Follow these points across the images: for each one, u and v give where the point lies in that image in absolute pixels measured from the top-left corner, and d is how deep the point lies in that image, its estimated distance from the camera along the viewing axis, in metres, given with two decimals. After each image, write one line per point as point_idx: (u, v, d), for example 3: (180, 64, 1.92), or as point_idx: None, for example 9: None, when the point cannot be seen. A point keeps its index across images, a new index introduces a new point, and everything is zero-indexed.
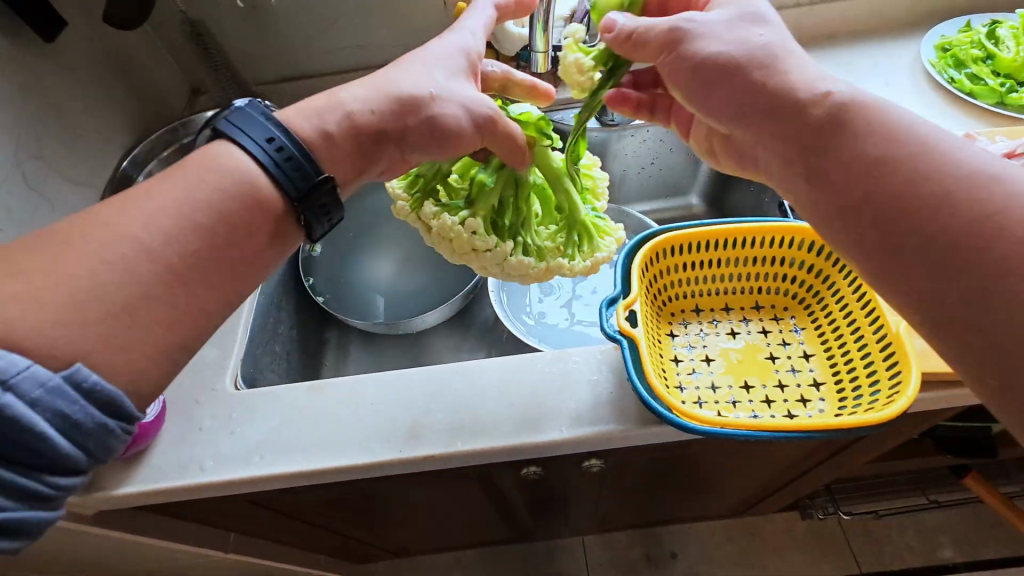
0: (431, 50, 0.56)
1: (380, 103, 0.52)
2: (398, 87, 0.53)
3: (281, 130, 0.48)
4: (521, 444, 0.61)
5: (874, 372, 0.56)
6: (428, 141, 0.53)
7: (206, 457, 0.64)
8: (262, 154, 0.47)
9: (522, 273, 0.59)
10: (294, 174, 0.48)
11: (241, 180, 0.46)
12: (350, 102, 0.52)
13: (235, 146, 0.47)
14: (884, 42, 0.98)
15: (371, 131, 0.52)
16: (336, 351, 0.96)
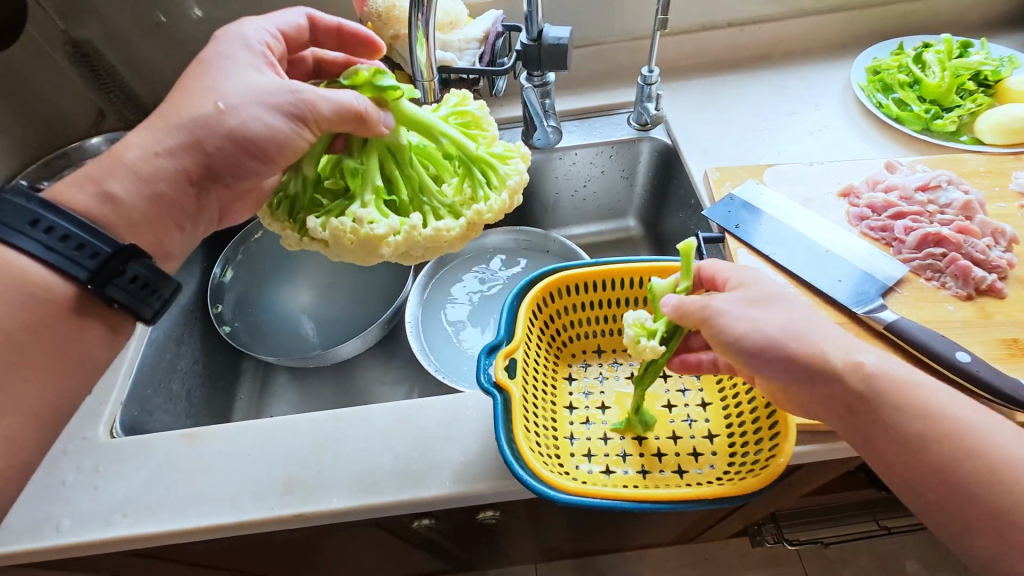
0: (210, 59, 0.50)
1: (165, 139, 0.47)
2: (180, 112, 0.48)
3: (47, 212, 0.45)
4: (399, 500, 0.57)
5: (761, 428, 0.53)
6: (242, 157, 0.48)
7: (64, 516, 0.59)
8: (40, 242, 0.44)
9: (437, 246, 0.50)
10: (78, 254, 0.45)
11: (19, 275, 0.44)
12: (132, 153, 0.48)
13: (9, 246, 0.44)
14: (818, 64, 0.96)
15: (169, 174, 0.48)
16: (252, 383, 0.92)
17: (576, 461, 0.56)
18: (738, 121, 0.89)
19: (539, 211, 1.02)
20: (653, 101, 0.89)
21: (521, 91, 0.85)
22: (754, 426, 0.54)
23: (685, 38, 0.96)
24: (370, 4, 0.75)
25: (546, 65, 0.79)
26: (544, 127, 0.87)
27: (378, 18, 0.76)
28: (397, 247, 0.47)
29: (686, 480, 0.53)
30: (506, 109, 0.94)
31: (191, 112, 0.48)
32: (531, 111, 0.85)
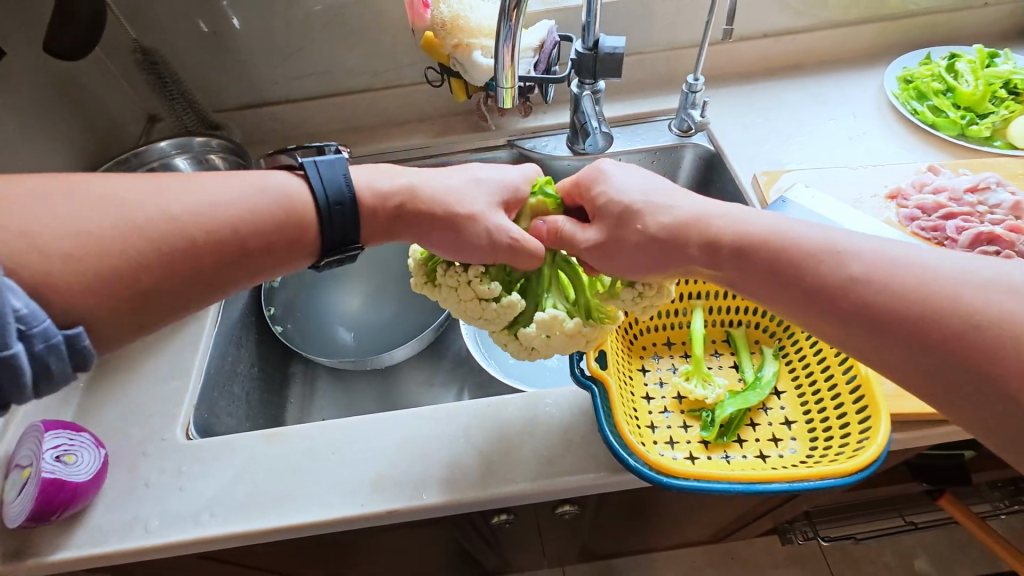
0: (490, 174, 0.58)
1: (424, 202, 0.53)
2: (450, 190, 0.54)
3: (349, 196, 0.51)
4: (488, 495, 0.58)
5: (844, 414, 0.54)
6: (444, 242, 0.54)
7: (152, 516, 0.59)
8: (324, 195, 0.50)
9: (541, 342, 0.54)
10: (337, 222, 0.50)
11: (285, 199, 0.48)
12: (407, 193, 0.54)
13: (304, 182, 0.50)
14: (850, 73, 1.00)
15: (400, 213, 0.53)
16: (301, 388, 0.91)
17: (661, 447, 0.57)
18: (779, 126, 0.92)
19: None
20: (697, 108, 0.90)
21: (573, 98, 0.87)
22: (835, 412, 0.55)
23: (722, 48, 0.99)
24: (434, 14, 0.78)
25: (600, 73, 0.81)
26: (595, 134, 0.88)
27: (442, 27, 0.78)
28: (490, 311, 0.54)
29: (770, 464, 0.55)
30: (550, 117, 0.97)
31: (456, 199, 0.54)
32: (584, 117, 0.87)
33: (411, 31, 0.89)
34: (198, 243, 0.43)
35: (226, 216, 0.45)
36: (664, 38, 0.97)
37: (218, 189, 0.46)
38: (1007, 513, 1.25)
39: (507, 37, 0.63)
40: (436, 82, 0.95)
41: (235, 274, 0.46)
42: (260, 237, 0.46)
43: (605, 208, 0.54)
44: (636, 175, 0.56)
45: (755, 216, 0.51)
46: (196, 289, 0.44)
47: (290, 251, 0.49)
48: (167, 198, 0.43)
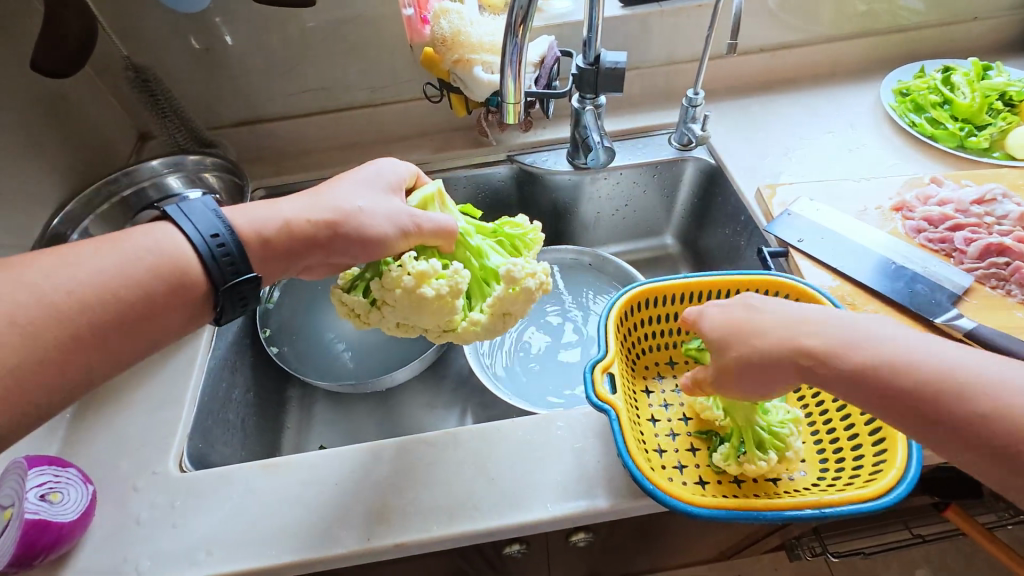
0: (352, 177, 0.59)
1: (307, 219, 0.53)
2: (335, 203, 0.55)
3: (223, 227, 0.49)
4: (501, 525, 0.55)
5: (858, 437, 0.53)
6: (351, 248, 0.54)
7: (143, 556, 0.56)
8: (196, 234, 0.48)
9: (514, 299, 0.57)
10: (220, 258, 0.49)
11: (161, 258, 0.46)
12: (283, 213, 0.53)
13: (175, 230, 0.48)
14: (846, 86, 1.01)
15: (285, 233, 0.52)
16: (297, 412, 0.88)
17: (669, 472, 0.55)
18: (780, 138, 0.92)
19: (578, 230, 1.02)
20: (698, 122, 0.90)
21: (573, 113, 0.87)
22: (847, 434, 0.54)
23: (719, 63, 1.00)
24: (435, 29, 0.77)
25: (602, 88, 0.80)
26: (597, 148, 0.84)
27: (443, 43, 0.77)
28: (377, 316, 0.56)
29: (780, 489, 0.53)
30: (550, 131, 0.97)
31: (348, 203, 0.55)
32: (586, 132, 0.86)
33: (411, 47, 0.88)
34: (66, 330, 0.42)
35: (93, 291, 0.43)
36: (662, 53, 0.98)
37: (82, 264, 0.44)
38: (1012, 523, 1.24)
39: (513, 50, 0.62)
40: (435, 98, 0.94)
41: (101, 362, 0.44)
42: (136, 298, 0.45)
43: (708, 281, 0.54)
44: (740, 274, 0.55)
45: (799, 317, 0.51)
46: (68, 382, 0.42)
47: (178, 308, 0.47)
48: (40, 276, 0.42)
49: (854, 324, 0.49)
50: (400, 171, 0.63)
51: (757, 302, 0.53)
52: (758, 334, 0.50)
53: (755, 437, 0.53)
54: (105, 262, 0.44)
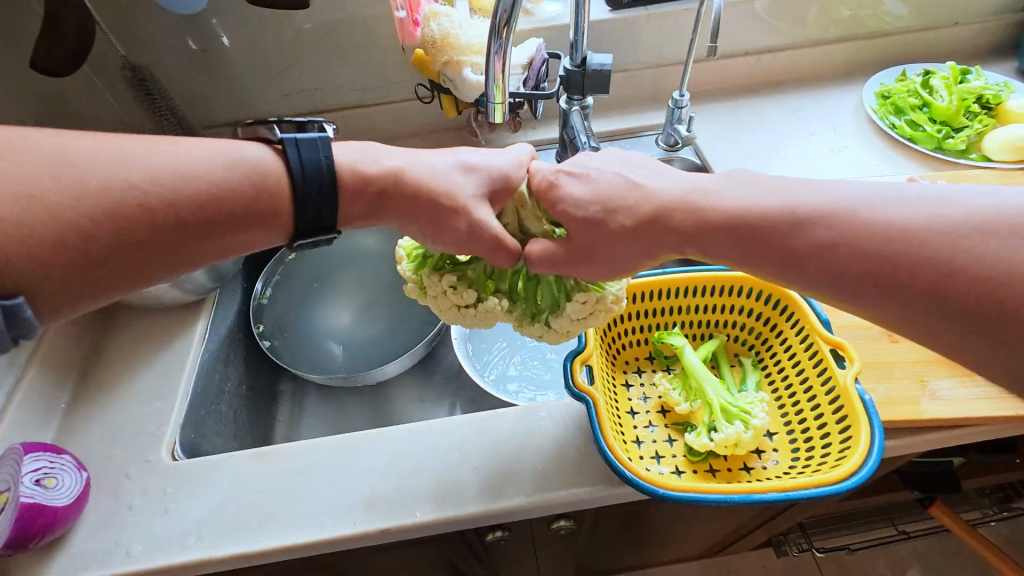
0: (469, 159, 0.56)
1: (407, 184, 0.51)
2: (437, 179, 0.52)
3: (329, 170, 0.48)
4: (484, 511, 0.57)
5: (826, 425, 0.54)
6: (430, 229, 0.52)
7: (135, 541, 0.57)
8: (300, 170, 0.46)
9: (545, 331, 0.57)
10: (313, 198, 0.47)
11: (258, 175, 0.45)
12: (390, 169, 0.51)
13: (282, 157, 0.47)
14: (830, 89, 1.03)
15: (376, 193, 0.51)
16: (289, 406, 0.89)
17: (647, 462, 0.57)
18: (763, 140, 0.94)
19: None
20: (684, 123, 0.92)
21: (561, 113, 0.89)
22: (817, 422, 0.55)
23: (704, 66, 1.02)
24: (425, 32, 0.79)
25: (588, 90, 0.83)
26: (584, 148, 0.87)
27: (432, 45, 0.79)
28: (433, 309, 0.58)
29: (753, 478, 0.54)
30: (539, 132, 0.99)
31: (442, 187, 0.52)
32: (573, 132, 0.88)
33: (402, 49, 0.90)
34: (136, 221, 0.40)
35: (177, 186, 0.41)
36: (650, 56, 1.00)
37: (184, 156, 0.43)
38: (995, 520, 1.25)
39: (497, 52, 0.64)
40: (426, 99, 0.96)
41: (166, 262, 0.43)
42: (222, 211, 0.43)
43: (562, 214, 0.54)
44: (590, 175, 0.55)
45: (681, 186, 0.52)
46: (112, 275, 0.40)
47: (256, 230, 0.46)
48: (132, 162, 0.40)
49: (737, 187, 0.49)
50: (509, 162, 0.58)
51: (640, 187, 0.53)
52: (623, 210, 0.52)
53: (728, 426, 0.54)
54: (204, 170, 0.43)
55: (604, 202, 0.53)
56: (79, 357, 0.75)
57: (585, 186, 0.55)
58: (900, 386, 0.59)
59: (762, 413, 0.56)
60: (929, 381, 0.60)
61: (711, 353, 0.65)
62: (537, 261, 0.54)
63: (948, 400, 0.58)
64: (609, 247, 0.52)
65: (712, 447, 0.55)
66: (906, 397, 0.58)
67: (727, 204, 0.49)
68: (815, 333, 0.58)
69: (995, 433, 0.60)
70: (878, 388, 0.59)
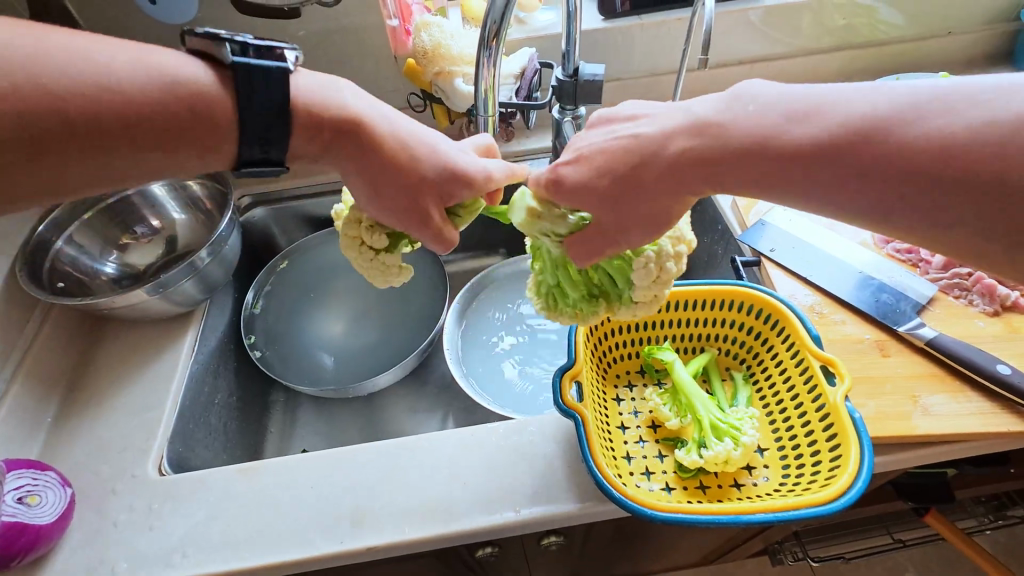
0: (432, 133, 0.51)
1: (354, 127, 0.47)
2: (390, 132, 0.48)
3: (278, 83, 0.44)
4: (472, 528, 0.57)
5: (816, 442, 0.54)
6: (364, 184, 0.49)
7: (121, 558, 0.57)
8: (245, 91, 0.43)
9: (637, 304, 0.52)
10: (264, 119, 0.44)
11: (193, 90, 0.42)
12: (344, 108, 0.47)
13: (213, 67, 0.43)
14: None
15: (313, 133, 0.47)
16: (281, 416, 0.89)
17: (637, 479, 0.56)
18: None
19: None
20: None
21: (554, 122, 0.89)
22: (807, 440, 0.55)
23: (698, 75, 1.02)
24: (416, 42, 0.79)
25: (581, 99, 0.82)
26: None
27: (424, 55, 0.79)
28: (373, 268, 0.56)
29: (744, 495, 0.54)
30: (533, 140, 0.99)
31: (398, 148, 0.48)
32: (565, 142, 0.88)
33: (393, 58, 0.89)
34: (47, 128, 0.37)
35: (97, 101, 0.38)
36: (643, 65, 0.99)
37: (107, 66, 0.39)
38: (991, 528, 1.25)
39: (487, 63, 0.64)
40: (418, 108, 0.96)
41: (81, 170, 0.40)
42: (148, 119, 0.40)
43: (586, 157, 0.46)
44: (603, 121, 0.48)
45: (724, 104, 0.44)
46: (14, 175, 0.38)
47: (188, 149, 0.43)
48: (49, 69, 0.37)
49: (788, 101, 0.42)
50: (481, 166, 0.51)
51: (666, 115, 0.45)
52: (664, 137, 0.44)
53: (718, 444, 0.54)
54: (130, 81, 0.39)
55: (642, 130, 0.45)
56: (66, 370, 0.74)
57: (602, 134, 0.47)
58: (891, 401, 0.59)
59: (751, 430, 0.56)
60: (921, 396, 0.59)
61: (702, 367, 0.64)
62: (576, 246, 0.49)
63: (939, 416, 0.57)
64: (652, 184, 0.44)
65: (702, 464, 0.54)
66: (897, 412, 0.58)
67: (763, 120, 0.42)
68: (805, 349, 0.57)
69: (989, 450, 0.59)
70: (869, 403, 0.59)
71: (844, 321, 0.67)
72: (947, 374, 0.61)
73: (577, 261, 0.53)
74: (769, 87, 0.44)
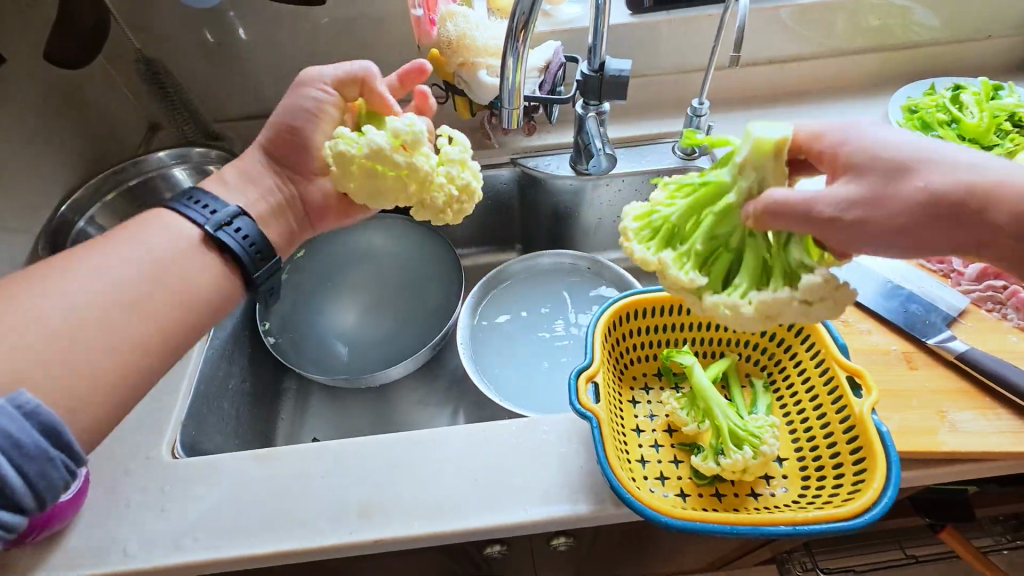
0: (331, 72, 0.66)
1: (277, 133, 0.68)
2: (293, 107, 0.67)
3: (216, 202, 0.59)
4: (481, 525, 0.56)
5: (839, 455, 0.52)
6: (295, 155, 0.68)
7: (131, 539, 0.57)
8: (207, 219, 0.57)
9: (770, 308, 0.48)
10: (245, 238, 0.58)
11: (177, 244, 0.55)
12: (270, 124, 0.69)
13: (175, 213, 0.57)
14: (854, 101, 1.00)
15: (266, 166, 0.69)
16: (293, 403, 0.89)
17: (651, 484, 0.55)
18: None
19: (578, 236, 1.05)
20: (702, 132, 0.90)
21: (577, 117, 0.88)
22: (829, 451, 0.53)
23: (725, 73, 1.00)
24: (441, 32, 0.78)
25: (606, 95, 0.80)
26: (598, 155, 0.89)
27: (448, 45, 0.78)
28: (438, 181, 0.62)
29: (760, 505, 0.53)
30: (555, 136, 0.98)
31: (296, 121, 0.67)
32: (589, 137, 0.87)
33: (417, 48, 0.89)
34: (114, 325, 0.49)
35: (128, 294, 0.51)
36: (669, 62, 0.98)
37: (158, 243, 0.54)
38: (1008, 548, 1.22)
39: (513, 55, 0.63)
40: (440, 99, 0.95)
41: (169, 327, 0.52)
42: (169, 271, 0.54)
43: (860, 162, 0.46)
44: (891, 131, 0.48)
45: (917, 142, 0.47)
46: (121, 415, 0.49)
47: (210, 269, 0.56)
48: (48, 303, 0.47)
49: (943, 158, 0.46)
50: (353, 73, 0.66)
51: (903, 146, 0.46)
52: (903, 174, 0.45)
53: (736, 452, 0.53)
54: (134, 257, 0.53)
55: (904, 158, 0.46)
56: None
57: (857, 135, 0.48)
58: (918, 416, 0.57)
59: (771, 439, 0.55)
60: (949, 412, 0.57)
61: (721, 373, 0.63)
62: (777, 210, 0.46)
63: (968, 433, 0.56)
64: (871, 227, 0.45)
65: (718, 471, 0.53)
66: (924, 427, 0.56)
67: (906, 148, 0.46)
68: (830, 358, 0.56)
69: (1018, 471, 0.57)
70: (894, 417, 0.57)
71: (870, 331, 0.65)
72: (976, 390, 0.59)
73: (723, 229, 0.53)
74: (881, 128, 0.48)
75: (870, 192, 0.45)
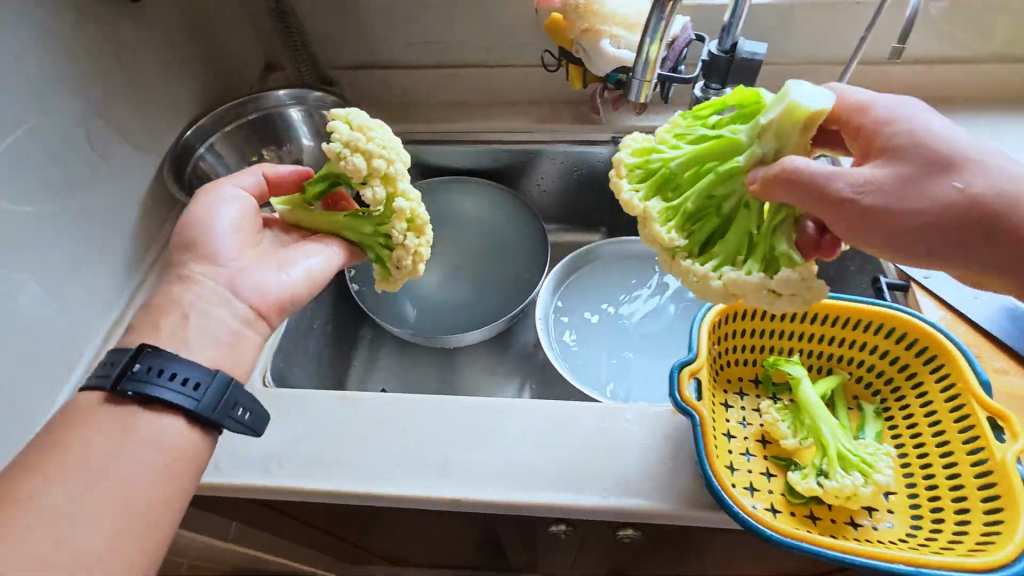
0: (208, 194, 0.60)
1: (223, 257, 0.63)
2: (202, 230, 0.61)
3: (118, 355, 0.47)
4: (556, 503, 0.55)
5: (965, 500, 0.48)
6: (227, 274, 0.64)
7: (222, 456, 0.60)
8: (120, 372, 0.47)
9: (769, 300, 0.45)
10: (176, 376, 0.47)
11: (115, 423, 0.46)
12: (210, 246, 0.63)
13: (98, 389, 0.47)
14: (1009, 114, 0.89)
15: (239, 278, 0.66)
16: (367, 351, 0.91)
17: (741, 493, 0.52)
18: None
19: None
20: None
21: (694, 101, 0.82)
22: (952, 495, 0.49)
23: (861, 69, 0.91)
24: None
25: (732, 80, 0.75)
26: None
27: (575, 9, 0.74)
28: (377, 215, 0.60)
29: (861, 536, 0.49)
30: (663, 118, 0.93)
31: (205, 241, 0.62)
32: None
33: (536, 12, 0.85)
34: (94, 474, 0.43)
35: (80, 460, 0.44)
36: (801, 50, 0.90)
37: (97, 443, 0.44)
38: None
39: (656, 26, 0.60)
40: (550, 67, 0.92)
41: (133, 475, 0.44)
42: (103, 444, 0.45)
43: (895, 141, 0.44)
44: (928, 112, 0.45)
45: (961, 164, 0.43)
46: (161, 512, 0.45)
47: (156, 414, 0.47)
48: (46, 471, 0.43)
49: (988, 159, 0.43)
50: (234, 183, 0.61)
51: (932, 126, 0.44)
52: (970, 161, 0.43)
53: (845, 476, 0.49)
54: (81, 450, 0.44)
55: (944, 154, 0.43)
56: None
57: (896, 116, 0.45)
58: None
59: (886, 469, 0.51)
60: None
61: (828, 391, 0.59)
62: (791, 181, 0.42)
63: None
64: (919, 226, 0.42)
65: (820, 493, 0.50)
66: None
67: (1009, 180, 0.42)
68: (969, 394, 0.51)
69: None
70: None
71: (1006, 371, 0.58)
72: None
73: (723, 194, 0.49)
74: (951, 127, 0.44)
75: (898, 180, 0.42)
